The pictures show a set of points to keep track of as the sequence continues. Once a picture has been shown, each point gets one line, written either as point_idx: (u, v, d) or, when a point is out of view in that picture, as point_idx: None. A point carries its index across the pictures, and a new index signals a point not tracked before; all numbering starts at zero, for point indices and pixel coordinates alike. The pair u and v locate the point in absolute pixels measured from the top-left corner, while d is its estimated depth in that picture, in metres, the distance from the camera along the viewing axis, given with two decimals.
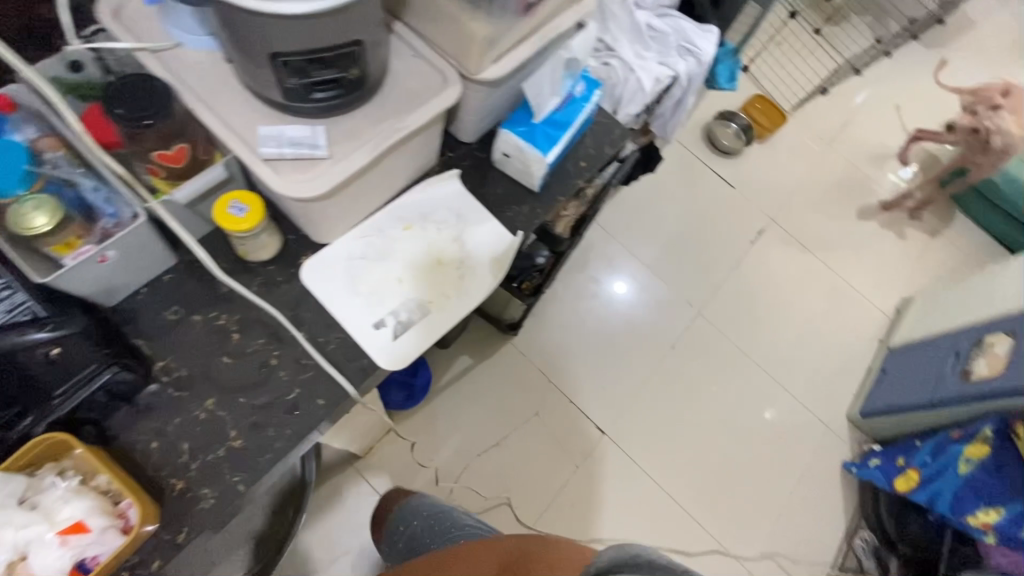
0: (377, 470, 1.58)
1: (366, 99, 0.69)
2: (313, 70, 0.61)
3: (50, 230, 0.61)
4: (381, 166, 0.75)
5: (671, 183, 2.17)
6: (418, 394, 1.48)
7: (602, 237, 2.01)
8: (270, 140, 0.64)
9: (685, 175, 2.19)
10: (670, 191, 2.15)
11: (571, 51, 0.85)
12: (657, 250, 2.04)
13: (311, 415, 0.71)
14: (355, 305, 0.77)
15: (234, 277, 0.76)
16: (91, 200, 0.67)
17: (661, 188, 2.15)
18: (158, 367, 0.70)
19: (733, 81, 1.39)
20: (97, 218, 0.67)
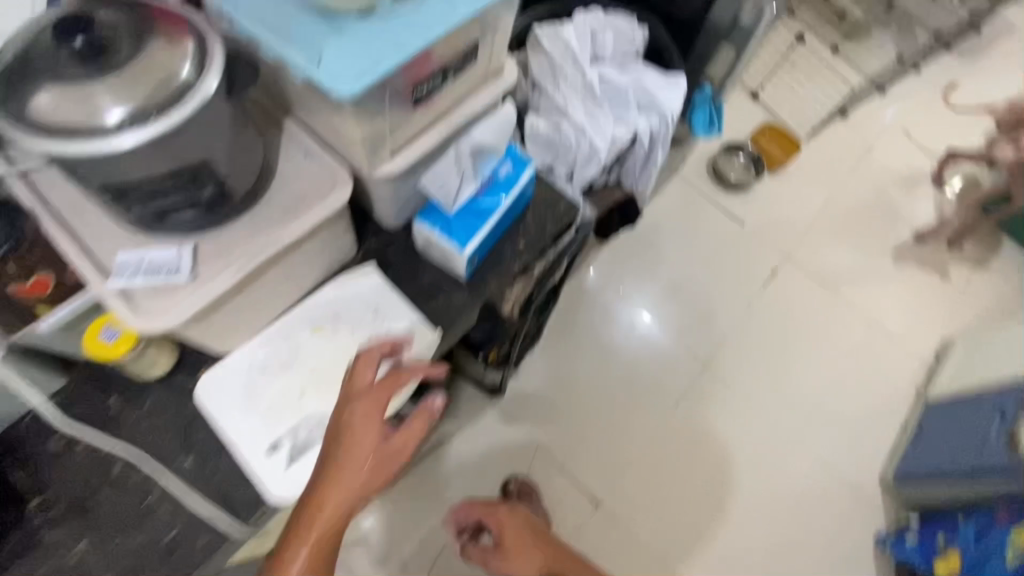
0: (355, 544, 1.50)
1: (241, 212, 0.64)
2: (157, 198, 0.56)
3: None
4: (272, 275, 0.69)
5: (674, 223, 2.04)
6: None
7: (599, 285, 1.89)
8: (127, 267, 0.59)
9: (688, 213, 2.06)
10: (674, 232, 2.02)
11: (474, 139, 0.78)
12: (660, 297, 1.91)
13: (187, 558, 0.66)
14: (251, 424, 0.71)
15: (126, 395, 0.71)
16: None
17: (664, 229, 2.02)
18: (35, 504, 0.66)
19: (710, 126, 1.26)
20: None
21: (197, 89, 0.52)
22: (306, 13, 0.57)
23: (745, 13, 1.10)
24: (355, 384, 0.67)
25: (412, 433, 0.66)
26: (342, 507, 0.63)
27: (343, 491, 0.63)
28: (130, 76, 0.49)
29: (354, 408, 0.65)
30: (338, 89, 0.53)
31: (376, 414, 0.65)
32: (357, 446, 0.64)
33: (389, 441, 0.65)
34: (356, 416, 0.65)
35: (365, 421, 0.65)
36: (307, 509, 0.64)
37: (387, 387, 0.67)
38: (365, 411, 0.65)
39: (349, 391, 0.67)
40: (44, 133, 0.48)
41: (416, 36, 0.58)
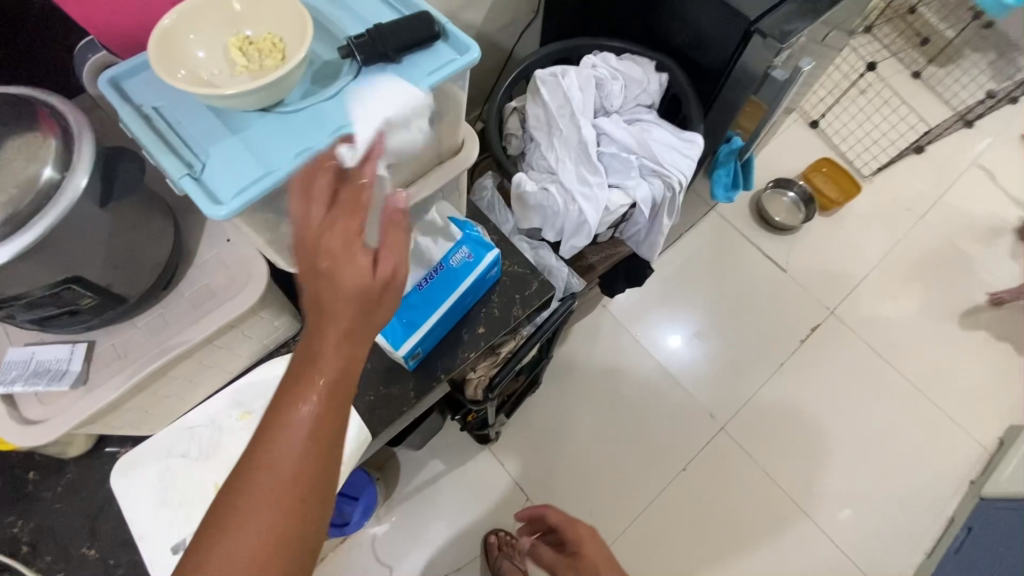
0: None
1: (141, 310, 0.59)
2: (33, 309, 0.52)
3: None
4: (183, 368, 0.64)
5: (709, 260, 1.81)
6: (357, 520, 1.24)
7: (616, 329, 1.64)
8: (14, 367, 0.55)
9: (721, 251, 1.82)
10: (707, 272, 1.79)
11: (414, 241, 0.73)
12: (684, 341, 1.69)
13: None
14: (159, 520, 0.67)
15: (43, 473, 0.69)
16: None
17: (695, 268, 1.79)
18: None
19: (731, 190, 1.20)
20: None
21: (57, 201, 0.46)
22: (198, 108, 0.50)
23: (778, 65, 0.95)
24: (307, 211, 0.46)
25: (400, 235, 0.47)
26: (329, 373, 0.45)
27: (336, 351, 0.45)
28: None
29: (321, 239, 0.45)
30: (212, 208, 0.46)
31: (355, 244, 0.45)
32: (338, 285, 0.44)
33: (377, 262, 0.45)
34: (325, 248, 0.45)
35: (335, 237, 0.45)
36: (292, 379, 0.46)
37: (362, 196, 0.47)
38: (331, 233, 0.45)
39: (307, 226, 0.46)
40: None
41: (318, 139, 0.50)
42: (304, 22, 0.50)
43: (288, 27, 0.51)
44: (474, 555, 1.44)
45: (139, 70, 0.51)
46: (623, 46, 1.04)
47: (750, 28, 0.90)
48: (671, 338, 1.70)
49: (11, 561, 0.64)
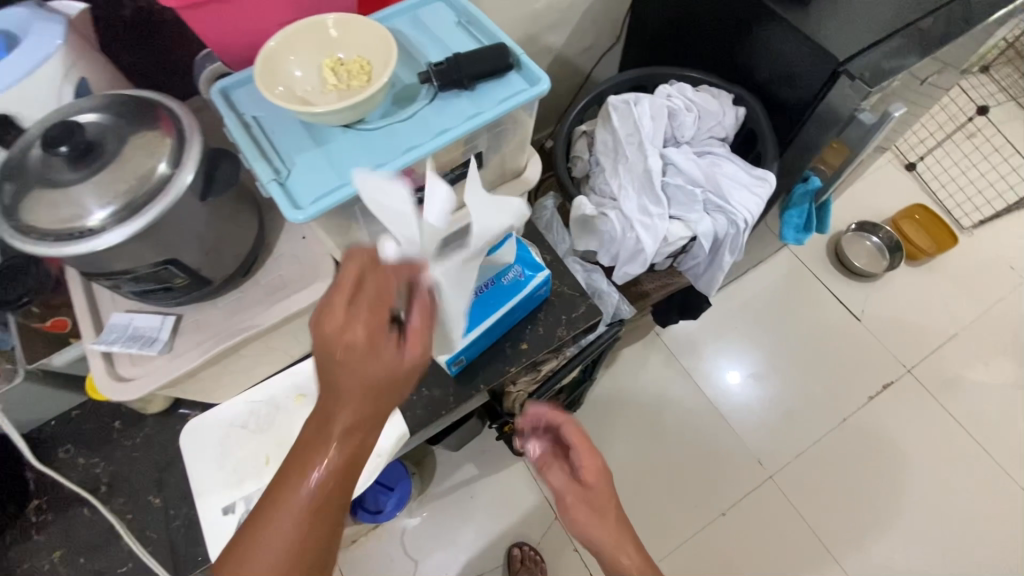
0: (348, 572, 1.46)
1: (222, 292, 0.66)
2: (137, 284, 0.59)
3: None
4: (252, 348, 0.71)
5: (776, 299, 1.71)
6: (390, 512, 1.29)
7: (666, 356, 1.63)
8: (114, 330, 0.63)
9: (790, 290, 1.72)
10: (772, 312, 1.69)
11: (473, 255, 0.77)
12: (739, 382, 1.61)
13: None
14: (215, 480, 0.74)
15: (127, 424, 0.78)
16: None
17: (760, 306, 1.70)
18: (33, 505, 0.75)
19: (800, 233, 1.16)
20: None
21: (169, 191, 0.53)
22: (290, 121, 0.56)
23: (865, 108, 0.91)
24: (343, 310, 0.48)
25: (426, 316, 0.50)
26: (347, 455, 0.50)
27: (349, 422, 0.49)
28: (107, 180, 0.52)
29: (342, 346, 0.47)
30: (291, 211, 0.51)
31: (376, 349, 0.48)
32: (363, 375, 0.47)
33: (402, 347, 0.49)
34: (344, 350, 0.47)
35: (359, 342, 0.47)
36: (306, 451, 0.50)
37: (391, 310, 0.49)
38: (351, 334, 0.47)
39: (334, 323, 0.47)
40: (25, 231, 0.51)
41: (391, 157, 0.54)
42: (391, 50, 0.55)
43: (377, 54, 0.56)
44: (497, 564, 1.45)
45: (246, 83, 0.58)
46: (701, 77, 1.02)
47: (838, 69, 0.86)
48: (729, 373, 1.62)
49: (91, 497, 0.73)
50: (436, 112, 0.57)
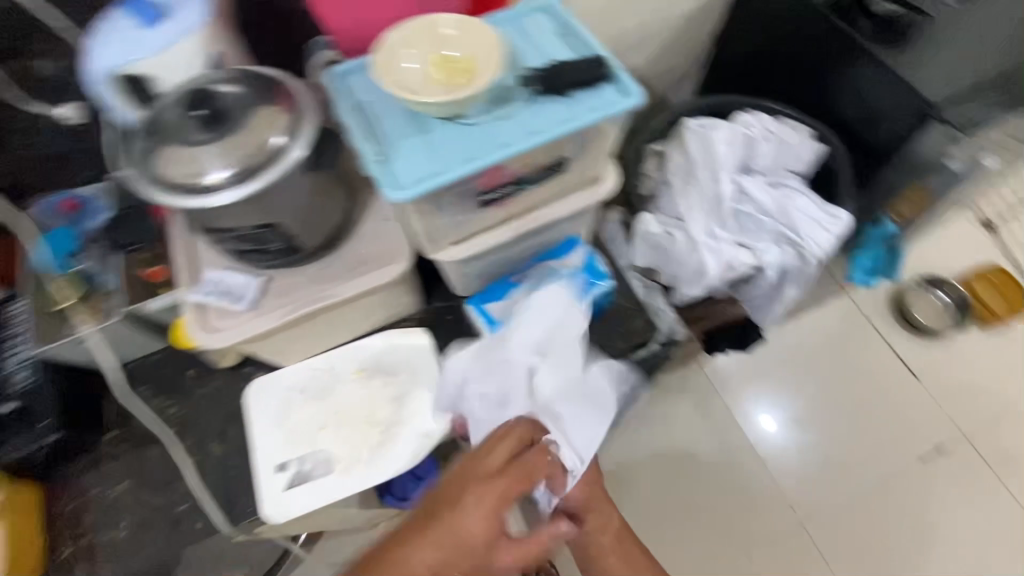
0: None
1: (308, 261, 0.70)
2: (239, 242, 0.64)
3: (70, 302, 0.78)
4: (323, 317, 0.75)
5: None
6: None
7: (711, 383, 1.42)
8: (209, 284, 0.69)
9: (850, 332, 1.49)
10: (821, 354, 1.47)
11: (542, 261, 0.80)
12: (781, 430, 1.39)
13: (186, 534, 0.74)
14: (273, 438, 0.79)
15: (200, 374, 0.84)
16: (94, 274, 0.79)
17: (811, 347, 1.48)
18: (108, 438, 0.81)
19: None
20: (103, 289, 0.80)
21: (280, 161, 0.58)
22: (397, 109, 0.60)
23: (955, 156, 0.94)
24: (509, 464, 0.63)
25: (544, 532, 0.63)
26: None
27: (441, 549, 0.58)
28: (232, 144, 0.57)
29: (483, 486, 0.60)
30: (390, 192, 0.55)
31: (493, 524, 0.59)
32: (476, 525, 0.59)
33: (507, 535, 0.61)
34: (477, 504, 0.59)
35: (490, 503, 0.59)
36: (396, 547, 0.60)
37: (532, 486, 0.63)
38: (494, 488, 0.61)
39: (492, 469, 0.62)
40: (154, 181, 0.57)
41: (485, 151, 0.58)
42: (498, 53, 0.59)
43: (483, 54, 0.60)
44: None
45: (361, 71, 0.63)
46: (780, 109, 1.03)
47: (929, 112, 0.86)
48: (763, 419, 1.40)
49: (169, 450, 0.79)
50: (531, 113, 0.60)
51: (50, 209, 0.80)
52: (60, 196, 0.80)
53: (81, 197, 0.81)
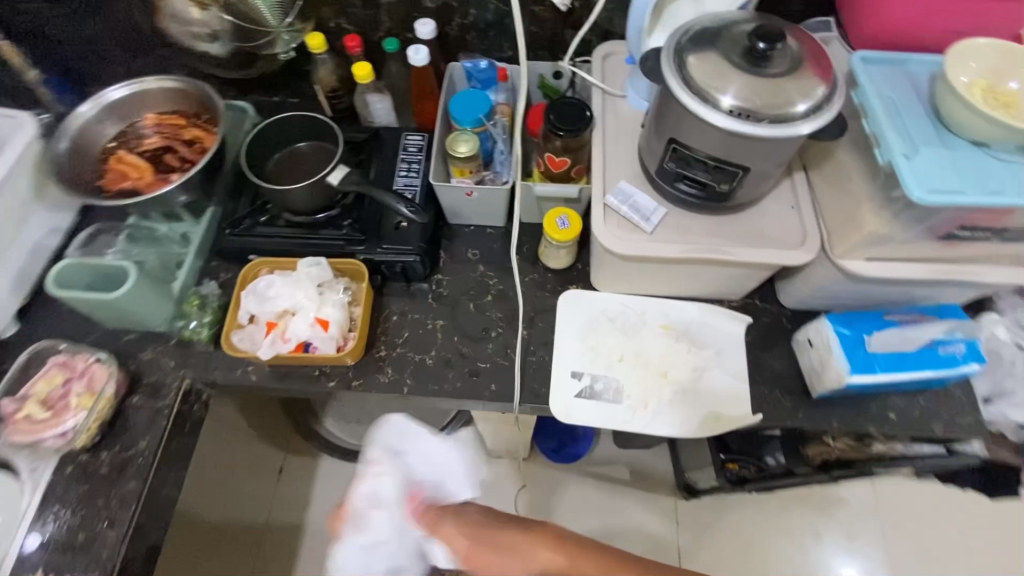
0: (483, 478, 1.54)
1: (716, 212, 0.72)
2: (691, 167, 0.67)
3: (462, 156, 0.83)
4: (687, 266, 0.76)
5: (1016, 530, 1.45)
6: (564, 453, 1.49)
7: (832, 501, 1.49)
8: (621, 194, 0.72)
9: (986, 510, 1.47)
10: (943, 518, 1.47)
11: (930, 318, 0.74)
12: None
13: (480, 388, 0.81)
14: (575, 347, 0.83)
15: (525, 263, 0.91)
16: (495, 157, 0.90)
17: (939, 508, 1.48)
18: (436, 278, 0.90)
19: None
20: (489, 168, 0.90)
21: (794, 124, 0.59)
22: (917, 116, 0.60)
23: None
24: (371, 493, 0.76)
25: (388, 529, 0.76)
26: None
27: None
28: (771, 83, 0.59)
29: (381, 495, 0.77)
30: (912, 187, 0.54)
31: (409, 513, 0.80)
32: None
33: None
34: None
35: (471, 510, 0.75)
36: None
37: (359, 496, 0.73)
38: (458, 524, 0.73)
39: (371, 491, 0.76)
40: (685, 83, 0.60)
41: (1014, 189, 0.55)
42: None
43: None
44: None
45: (884, 68, 0.63)
46: None
47: None
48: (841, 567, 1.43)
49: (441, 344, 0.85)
50: None
51: (477, 71, 0.90)
52: (489, 65, 0.91)
53: (510, 72, 0.92)
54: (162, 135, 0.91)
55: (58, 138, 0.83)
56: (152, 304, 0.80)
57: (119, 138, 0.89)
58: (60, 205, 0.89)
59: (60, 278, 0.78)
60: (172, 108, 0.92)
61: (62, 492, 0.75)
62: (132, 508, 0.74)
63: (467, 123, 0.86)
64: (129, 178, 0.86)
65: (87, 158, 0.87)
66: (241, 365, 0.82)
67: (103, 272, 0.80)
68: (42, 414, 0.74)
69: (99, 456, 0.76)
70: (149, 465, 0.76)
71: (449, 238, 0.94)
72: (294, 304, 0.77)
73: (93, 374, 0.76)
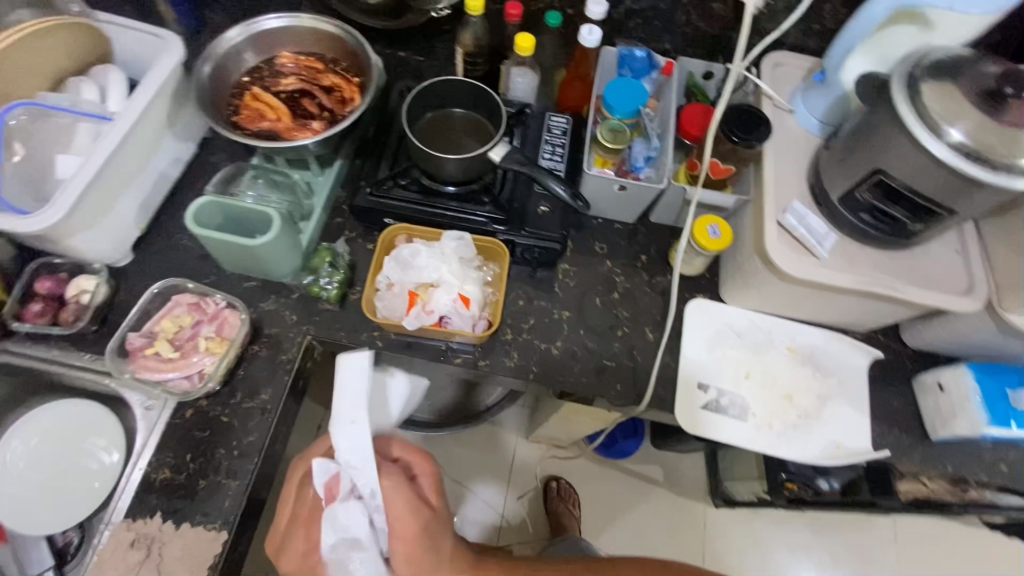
0: (521, 462, 1.51)
1: (890, 245, 0.72)
2: (889, 200, 0.66)
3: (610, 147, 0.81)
4: (842, 297, 0.76)
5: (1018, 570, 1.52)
6: (611, 447, 1.50)
7: (856, 527, 1.53)
8: (796, 214, 0.73)
9: (1000, 554, 1.53)
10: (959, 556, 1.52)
11: None
12: None
13: (606, 387, 0.80)
14: (703, 358, 0.82)
15: (654, 264, 0.89)
16: (637, 153, 0.84)
17: (955, 547, 1.53)
18: (562, 267, 0.88)
19: None
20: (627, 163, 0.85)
21: (1013, 178, 0.56)
22: None
23: None
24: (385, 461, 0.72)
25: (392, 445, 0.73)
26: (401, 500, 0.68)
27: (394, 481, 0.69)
28: (1006, 129, 0.56)
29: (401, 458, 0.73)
30: None
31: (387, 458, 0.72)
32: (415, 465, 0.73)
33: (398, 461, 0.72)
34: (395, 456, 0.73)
35: (404, 502, 0.68)
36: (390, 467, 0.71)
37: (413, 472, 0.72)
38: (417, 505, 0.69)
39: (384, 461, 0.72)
40: (917, 113, 0.58)
41: None
42: None
43: None
44: (609, 521, 1.49)
45: None
46: None
47: None
48: None
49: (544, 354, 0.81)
50: None
51: (632, 59, 0.88)
52: (646, 55, 0.88)
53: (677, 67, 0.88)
54: (299, 77, 0.86)
55: (202, 62, 0.79)
56: (284, 255, 0.76)
57: (255, 73, 0.85)
58: (188, 135, 0.84)
59: (196, 215, 0.73)
60: (312, 51, 0.87)
61: (180, 436, 0.72)
62: (254, 461, 0.71)
63: (620, 112, 0.81)
64: (265, 117, 0.82)
65: (224, 89, 0.83)
66: (366, 328, 0.80)
67: (237, 214, 0.76)
68: (170, 353, 0.72)
69: (219, 404, 0.74)
70: (271, 419, 0.74)
71: (577, 228, 0.91)
72: (436, 276, 0.76)
73: (224, 320, 0.75)
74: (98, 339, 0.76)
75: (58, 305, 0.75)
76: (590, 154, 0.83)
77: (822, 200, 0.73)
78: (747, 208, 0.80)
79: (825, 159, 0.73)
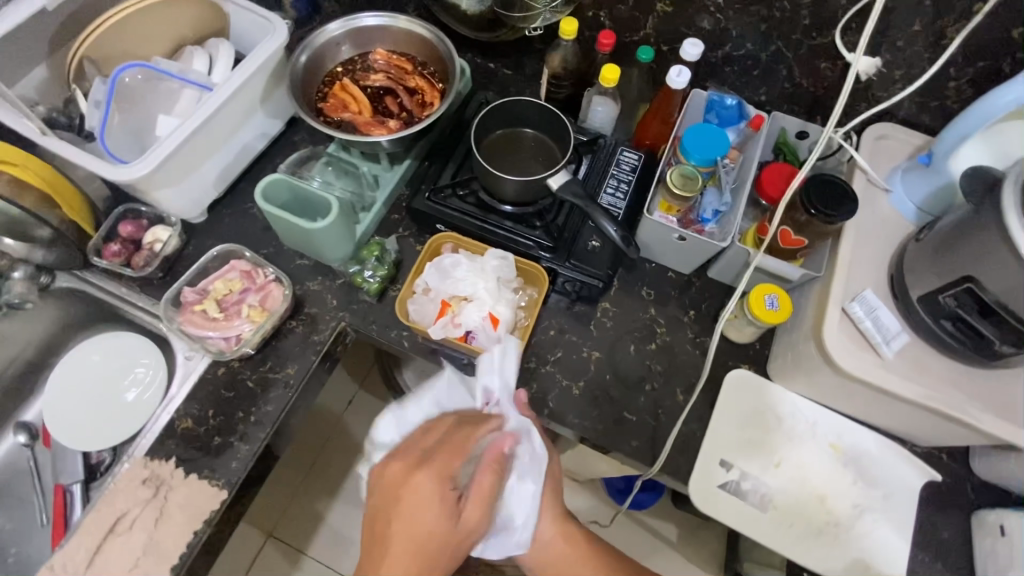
0: None
1: (970, 361, 0.64)
2: (977, 313, 0.59)
3: (678, 193, 0.77)
4: (902, 405, 0.68)
5: None
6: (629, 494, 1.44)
7: None
8: (866, 306, 0.66)
9: None
10: None
11: None
12: None
13: (621, 439, 0.77)
14: (732, 433, 0.76)
15: (701, 321, 0.85)
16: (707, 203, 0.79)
17: None
18: (603, 305, 0.85)
19: None
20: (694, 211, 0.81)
21: None
22: None
23: None
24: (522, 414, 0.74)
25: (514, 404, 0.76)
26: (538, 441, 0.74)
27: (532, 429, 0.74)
28: None
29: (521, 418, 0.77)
30: None
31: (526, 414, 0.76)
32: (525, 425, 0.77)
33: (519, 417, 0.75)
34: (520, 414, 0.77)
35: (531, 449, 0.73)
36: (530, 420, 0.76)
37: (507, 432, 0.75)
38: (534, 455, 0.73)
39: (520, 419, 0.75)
40: None
41: None
42: None
43: None
44: None
45: None
46: None
47: None
48: None
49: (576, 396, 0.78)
50: None
51: (721, 106, 0.84)
52: (736, 104, 0.84)
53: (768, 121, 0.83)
54: (387, 74, 0.89)
55: (301, 49, 0.83)
56: (335, 242, 0.79)
57: (348, 65, 0.89)
58: (277, 113, 0.90)
59: (266, 190, 0.77)
60: (404, 51, 0.90)
61: (208, 391, 0.77)
62: (266, 430, 0.74)
63: (696, 158, 0.78)
64: (347, 108, 0.86)
65: (316, 76, 0.87)
66: (397, 327, 0.81)
67: (302, 195, 0.79)
68: (216, 313, 0.77)
69: (249, 368, 0.78)
70: (291, 394, 0.76)
71: (627, 268, 0.88)
72: (471, 291, 0.76)
73: (269, 292, 0.78)
74: (161, 285, 0.83)
75: (133, 249, 0.82)
76: (654, 197, 0.80)
77: (899, 295, 0.66)
78: (812, 285, 0.73)
79: (912, 251, 0.66)
